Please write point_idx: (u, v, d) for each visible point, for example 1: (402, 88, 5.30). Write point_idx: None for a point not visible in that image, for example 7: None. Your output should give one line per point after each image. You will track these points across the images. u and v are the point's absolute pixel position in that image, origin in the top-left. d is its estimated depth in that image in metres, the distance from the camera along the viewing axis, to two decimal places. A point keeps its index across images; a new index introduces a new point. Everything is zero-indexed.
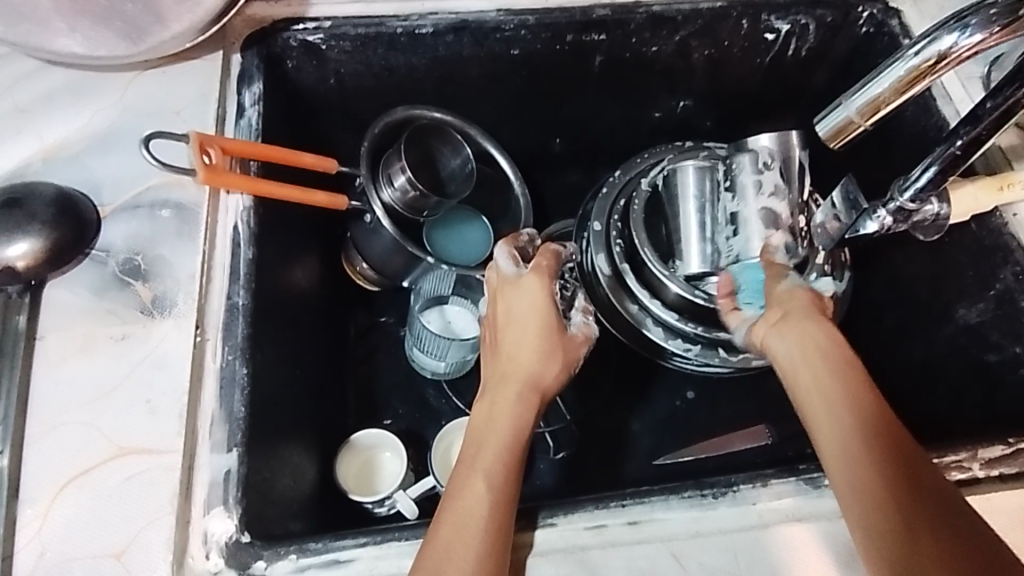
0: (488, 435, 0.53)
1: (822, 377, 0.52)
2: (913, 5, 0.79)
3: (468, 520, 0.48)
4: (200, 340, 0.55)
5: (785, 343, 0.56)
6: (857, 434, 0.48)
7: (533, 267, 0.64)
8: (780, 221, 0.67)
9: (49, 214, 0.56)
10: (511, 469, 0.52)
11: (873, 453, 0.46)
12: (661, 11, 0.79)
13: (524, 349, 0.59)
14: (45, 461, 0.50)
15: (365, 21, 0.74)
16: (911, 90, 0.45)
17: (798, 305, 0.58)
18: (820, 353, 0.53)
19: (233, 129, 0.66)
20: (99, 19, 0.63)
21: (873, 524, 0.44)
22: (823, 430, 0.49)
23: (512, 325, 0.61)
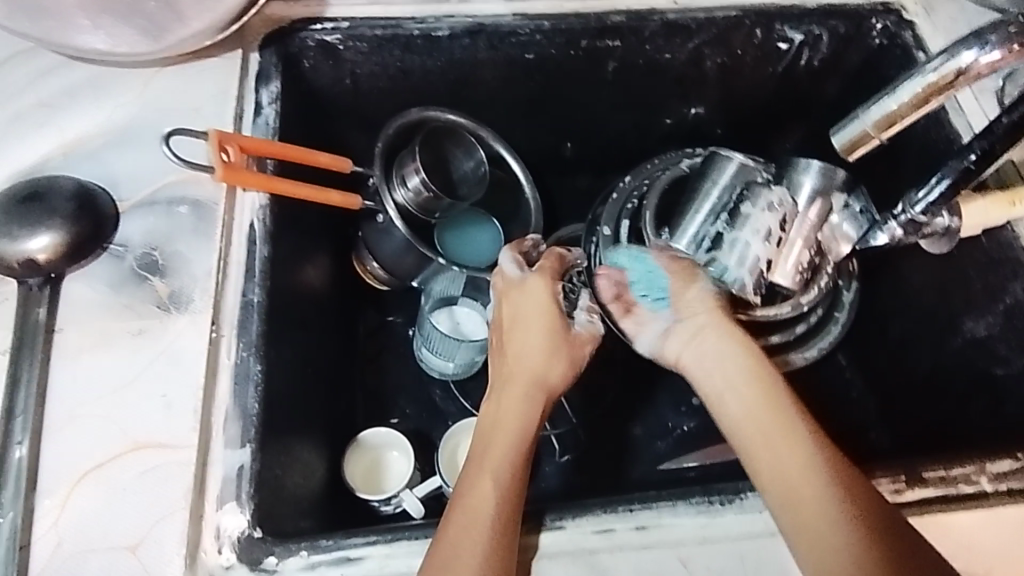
0: (496, 439, 0.55)
1: (763, 416, 0.55)
2: (926, 18, 0.80)
3: (479, 518, 0.49)
4: (215, 336, 0.55)
5: (711, 364, 0.59)
6: (796, 463, 0.51)
7: (539, 269, 0.65)
8: (756, 259, 0.70)
9: (69, 209, 0.57)
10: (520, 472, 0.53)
11: (807, 477, 0.50)
12: (675, 19, 0.79)
13: (533, 352, 0.60)
14: (61, 454, 0.51)
15: (382, 22, 0.74)
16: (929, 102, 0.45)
17: (710, 320, 0.61)
18: (746, 378, 0.57)
19: (251, 127, 0.66)
20: (122, 16, 0.63)
21: (820, 541, 0.48)
22: (771, 468, 0.52)
23: (518, 329, 0.62)
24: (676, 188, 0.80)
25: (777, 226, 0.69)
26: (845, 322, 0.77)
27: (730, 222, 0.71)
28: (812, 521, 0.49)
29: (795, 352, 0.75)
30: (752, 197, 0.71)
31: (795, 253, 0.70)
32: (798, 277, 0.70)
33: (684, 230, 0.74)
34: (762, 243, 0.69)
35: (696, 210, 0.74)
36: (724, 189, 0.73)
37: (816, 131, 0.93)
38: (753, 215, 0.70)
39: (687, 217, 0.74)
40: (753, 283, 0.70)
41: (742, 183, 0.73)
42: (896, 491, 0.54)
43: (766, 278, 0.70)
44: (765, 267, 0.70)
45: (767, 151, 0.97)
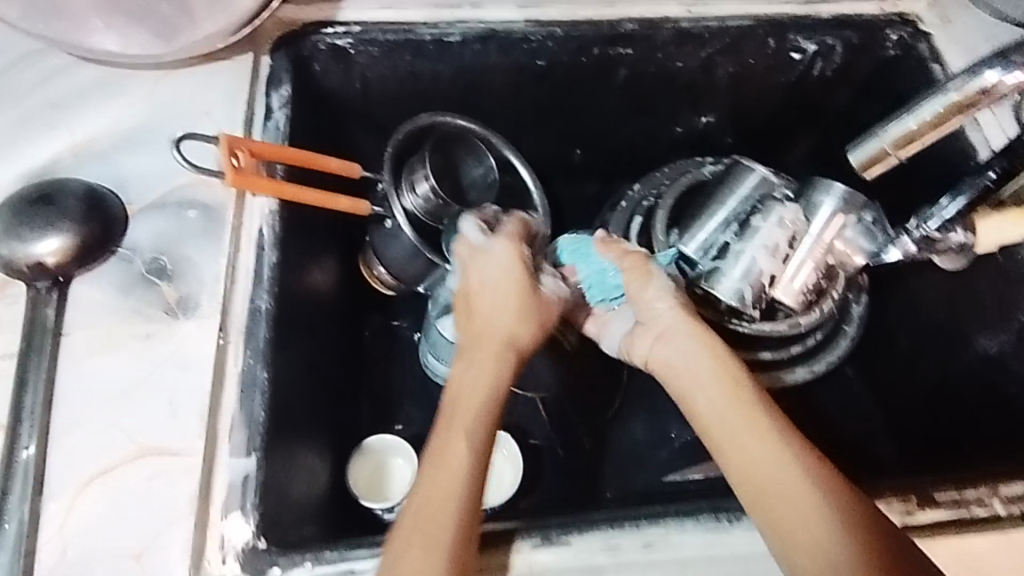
0: (453, 427, 0.52)
1: (732, 417, 0.54)
2: (941, 31, 0.80)
3: (439, 516, 0.48)
4: (222, 342, 0.55)
5: (680, 361, 0.58)
6: (770, 460, 0.51)
7: (504, 234, 0.62)
8: (760, 273, 0.69)
9: (79, 211, 0.56)
10: (481, 459, 0.51)
11: (782, 474, 0.50)
12: (687, 28, 0.79)
13: (501, 318, 0.58)
14: (66, 459, 0.51)
15: (394, 27, 0.74)
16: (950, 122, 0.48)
17: (671, 322, 0.60)
18: (715, 374, 0.56)
19: (261, 130, 0.66)
20: (134, 18, 0.63)
21: (794, 539, 0.49)
22: (743, 465, 0.52)
23: (485, 295, 0.59)
24: (687, 197, 0.80)
25: (785, 242, 0.69)
26: (848, 337, 0.77)
27: (740, 234, 0.71)
28: (784, 530, 0.49)
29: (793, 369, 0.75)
30: (765, 210, 0.71)
31: (802, 272, 0.69)
32: (796, 297, 0.70)
33: (696, 237, 0.72)
34: (768, 258, 0.69)
35: (709, 219, 0.73)
36: (737, 200, 0.73)
37: (827, 141, 0.92)
38: (763, 229, 0.70)
39: (700, 225, 0.73)
40: (751, 297, 0.69)
41: (759, 197, 0.73)
42: (908, 512, 0.54)
43: (766, 294, 0.70)
44: (768, 282, 0.69)
45: (777, 160, 0.96)
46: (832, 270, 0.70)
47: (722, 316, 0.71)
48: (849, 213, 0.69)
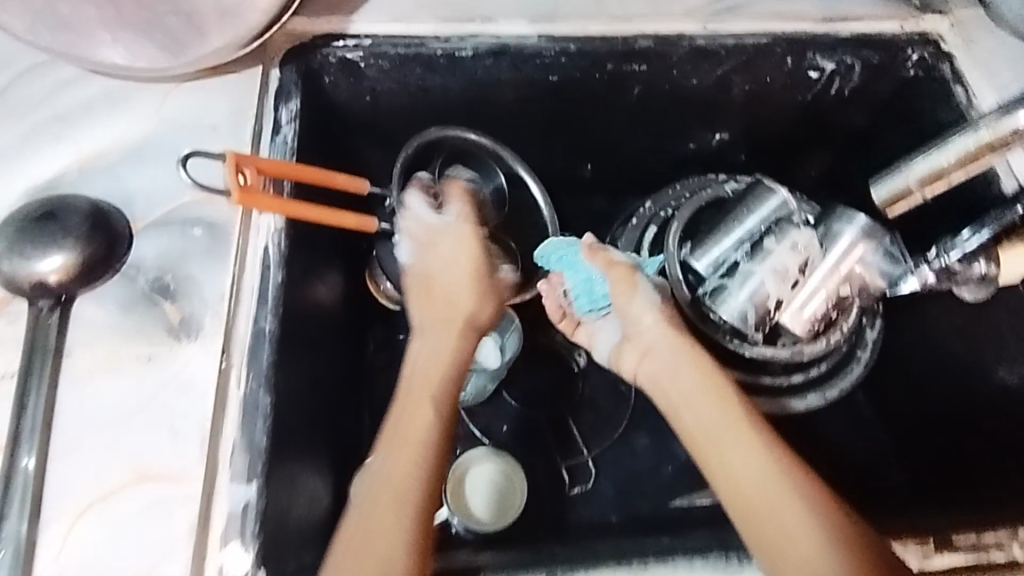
0: (416, 399, 0.56)
1: (720, 431, 0.56)
2: (965, 51, 0.77)
3: (402, 492, 0.51)
4: (224, 365, 0.54)
5: (665, 372, 0.60)
6: (752, 468, 0.53)
7: (461, 214, 0.66)
8: (767, 297, 0.69)
9: (82, 228, 0.56)
10: (441, 426, 0.55)
11: (764, 482, 0.53)
12: (704, 45, 0.76)
13: (459, 295, 0.62)
14: (64, 484, 0.50)
15: (405, 40, 0.73)
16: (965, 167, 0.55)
17: (660, 337, 0.62)
18: (698, 385, 0.59)
19: (268, 146, 0.65)
20: (142, 32, 0.62)
21: (778, 548, 0.50)
22: (731, 476, 0.54)
23: (443, 274, 0.63)
24: (703, 215, 0.79)
25: (796, 266, 0.68)
26: (859, 363, 0.76)
27: (750, 257, 0.71)
28: (781, 547, 0.50)
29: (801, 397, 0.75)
30: (780, 234, 0.71)
31: (812, 301, 0.68)
32: (806, 325, 0.69)
33: (705, 258, 0.73)
34: (776, 282, 0.69)
35: (722, 240, 0.73)
36: (753, 221, 0.73)
37: (842, 158, 0.90)
38: (775, 252, 0.70)
39: (711, 246, 0.73)
40: (754, 319, 0.70)
41: (774, 221, 0.73)
42: (923, 556, 0.53)
43: (771, 318, 0.70)
44: (774, 306, 0.69)
45: (791, 177, 0.94)
46: (845, 302, 0.68)
47: (727, 338, 0.71)
48: (870, 244, 0.66)
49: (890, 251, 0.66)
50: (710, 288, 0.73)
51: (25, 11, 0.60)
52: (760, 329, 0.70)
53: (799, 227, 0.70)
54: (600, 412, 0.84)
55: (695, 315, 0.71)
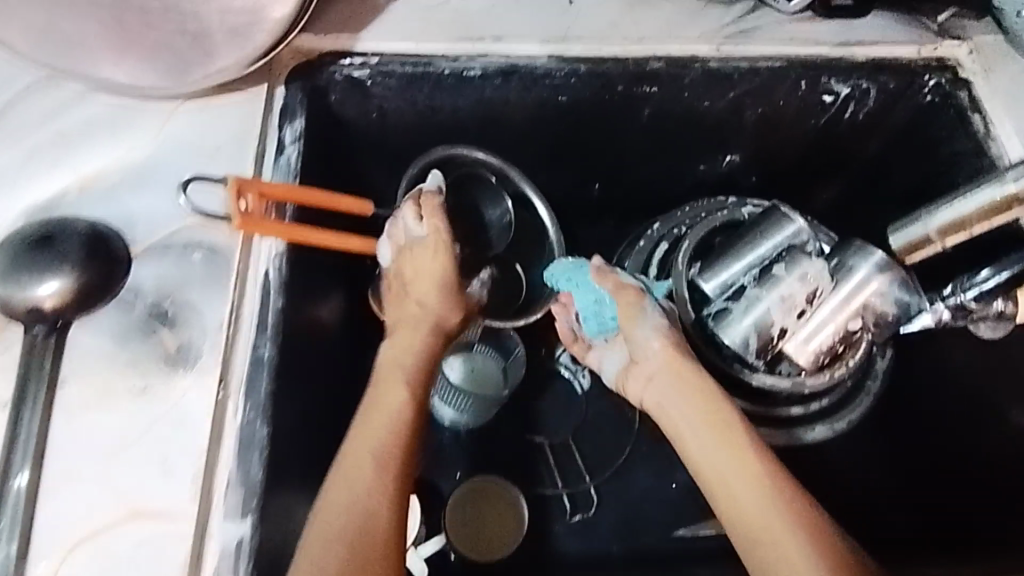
0: (393, 379, 0.61)
1: (721, 461, 0.57)
2: (983, 80, 0.75)
3: (387, 458, 0.55)
4: (222, 396, 0.53)
5: (667, 398, 0.63)
6: (751, 491, 0.54)
7: (435, 229, 0.65)
8: (770, 325, 0.67)
9: (80, 254, 0.55)
10: (415, 406, 0.60)
11: (763, 505, 0.53)
12: (717, 68, 0.74)
13: (429, 302, 0.66)
14: (56, 519, 0.50)
15: (414, 59, 0.71)
16: (990, 219, 0.58)
17: (662, 363, 0.64)
18: (701, 410, 0.61)
19: (272, 168, 0.64)
20: (147, 52, 0.61)
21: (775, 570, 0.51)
22: (731, 499, 0.55)
23: (416, 287, 0.66)
24: (716, 237, 0.78)
25: (802, 296, 0.67)
26: (869, 394, 0.74)
27: (758, 283, 0.69)
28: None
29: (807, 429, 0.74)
30: (790, 261, 0.69)
31: (819, 333, 0.66)
32: (811, 355, 0.67)
33: (713, 281, 0.72)
34: (782, 311, 0.67)
35: (731, 264, 0.71)
36: (766, 245, 0.71)
37: (853, 188, 0.88)
38: (784, 280, 0.68)
39: (720, 270, 0.72)
40: (756, 346, 0.68)
41: (786, 247, 0.70)
42: None
43: (774, 346, 0.68)
44: (778, 335, 0.68)
45: (803, 200, 0.92)
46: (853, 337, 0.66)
47: (728, 364, 0.70)
48: (885, 278, 0.64)
49: (906, 284, 0.64)
50: (717, 311, 0.71)
51: (28, 29, 0.59)
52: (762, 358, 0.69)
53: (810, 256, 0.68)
54: (603, 438, 0.82)
55: (699, 339, 0.71)
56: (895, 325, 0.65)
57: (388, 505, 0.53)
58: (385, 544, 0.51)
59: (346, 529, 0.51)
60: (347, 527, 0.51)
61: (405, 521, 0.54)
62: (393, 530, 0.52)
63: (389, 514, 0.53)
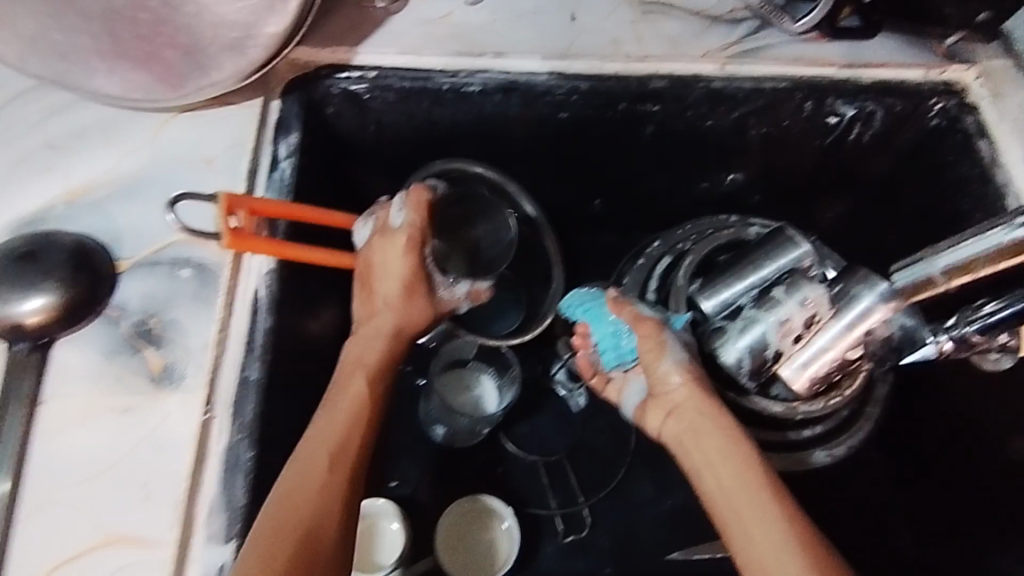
0: (356, 374, 0.57)
1: (739, 500, 0.54)
2: (991, 105, 0.74)
3: (344, 458, 0.52)
4: (206, 417, 0.52)
5: (684, 435, 0.61)
6: (766, 533, 0.52)
7: (410, 223, 0.61)
8: (767, 347, 0.67)
9: (65, 270, 0.54)
10: (376, 405, 0.56)
11: (778, 548, 0.51)
12: (721, 87, 0.73)
13: (390, 299, 0.61)
14: (32, 542, 0.49)
15: (412, 74, 0.69)
16: (1001, 261, 0.56)
17: (687, 399, 0.61)
18: (717, 445, 0.58)
19: (265, 183, 0.63)
20: (140, 63, 0.60)
21: None
22: (743, 540, 0.52)
23: (380, 281, 0.61)
24: (719, 255, 0.77)
25: (800, 321, 0.66)
26: (869, 419, 0.74)
27: (757, 305, 0.68)
28: None
29: (813, 452, 0.73)
30: (792, 284, 0.67)
31: (815, 361, 0.65)
32: (806, 380, 0.66)
33: (712, 300, 0.71)
34: (779, 334, 0.66)
35: (733, 285, 0.71)
36: (769, 268, 0.70)
37: (859, 207, 0.86)
38: (783, 304, 0.66)
39: (722, 289, 0.71)
40: (749, 367, 0.68)
41: (789, 270, 0.69)
42: None
43: (769, 368, 0.68)
44: (772, 357, 0.67)
45: (807, 219, 0.90)
46: (850, 364, 0.65)
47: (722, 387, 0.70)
48: (893, 312, 0.60)
49: (914, 324, 0.60)
50: (713, 329, 0.70)
51: (19, 39, 0.58)
52: (757, 379, 0.69)
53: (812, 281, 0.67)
54: (599, 458, 0.81)
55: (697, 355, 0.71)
56: (897, 354, 0.61)
57: (339, 508, 0.50)
58: (330, 548, 0.49)
59: (293, 529, 0.48)
60: (291, 529, 0.48)
61: (351, 526, 0.51)
62: (339, 536, 0.50)
63: (338, 517, 0.50)
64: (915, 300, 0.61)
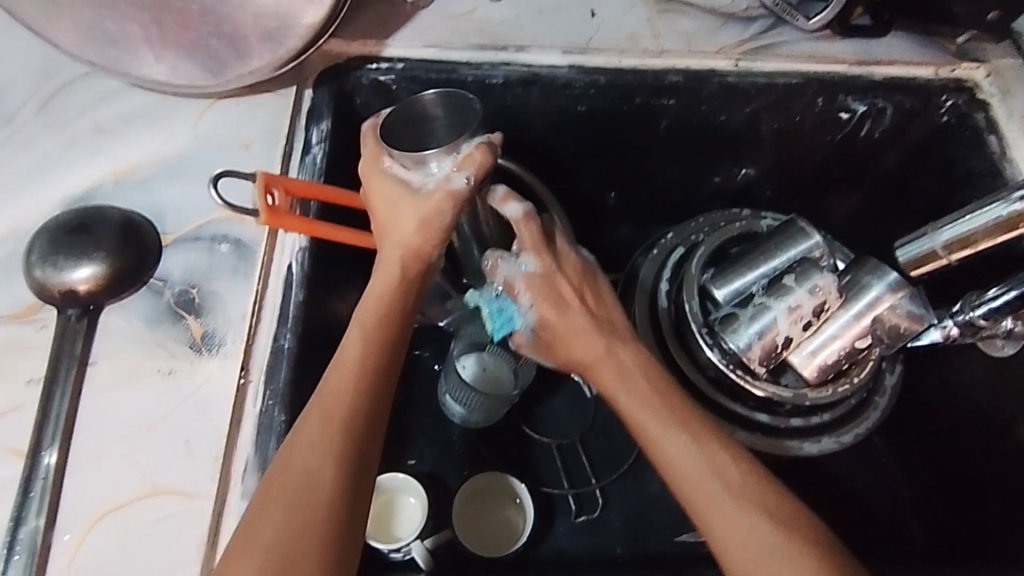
0: (353, 328, 0.55)
1: (645, 415, 0.56)
2: (1001, 101, 0.75)
3: (334, 412, 0.51)
4: (243, 382, 0.56)
5: (576, 352, 0.59)
6: (656, 416, 0.55)
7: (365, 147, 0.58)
8: (777, 332, 0.67)
9: (114, 242, 0.58)
10: (377, 374, 0.53)
11: (668, 427, 0.55)
12: (735, 82, 0.75)
13: (395, 227, 0.57)
14: (82, 493, 0.52)
15: (437, 66, 0.72)
16: (998, 235, 0.57)
17: (565, 330, 0.59)
18: (596, 342, 0.59)
19: (298, 167, 0.66)
20: (184, 52, 0.64)
21: (692, 490, 0.53)
22: (642, 423, 0.56)
23: (381, 211, 0.58)
24: (731, 247, 0.77)
25: (809, 308, 0.67)
26: (879, 411, 0.73)
27: (766, 291, 0.69)
28: (701, 497, 0.52)
29: (800, 442, 0.72)
30: (802, 273, 0.68)
31: (824, 348, 0.67)
32: (817, 368, 0.68)
33: (727, 289, 0.71)
34: (789, 321, 0.67)
35: (745, 272, 0.71)
36: (780, 259, 0.70)
37: (873, 202, 0.87)
38: (793, 291, 0.67)
39: (735, 278, 0.71)
40: (759, 354, 0.68)
41: (800, 260, 0.69)
42: None
43: (779, 354, 0.68)
44: (783, 343, 0.68)
45: (820, 216, 0.91)
46: (860, 354, 0.67)
47: (729, 367, 0.70)
48: (900, 298, 0.63)
49: (925, 308, 0.63)
50: (724, 315, 0.71)
51: (74, 26, 0.63)
52: (770, 367, 0.69)
53: (821, 270, 0.68)
54: (613, 443, 0.83)
55: (710, 339, 0.71)
56: (902, 339, 0.63)
57: (332, 472, 0.49)
58: (326, 509, 0.48)
59: (285, 492, 0.48)
60: (283, 496, 0.48)
61: (358, 483, 0.50)
62: (336, 497, 0.48)
63: (330, 480, 0.49)
64: (917, 272, 0.60)
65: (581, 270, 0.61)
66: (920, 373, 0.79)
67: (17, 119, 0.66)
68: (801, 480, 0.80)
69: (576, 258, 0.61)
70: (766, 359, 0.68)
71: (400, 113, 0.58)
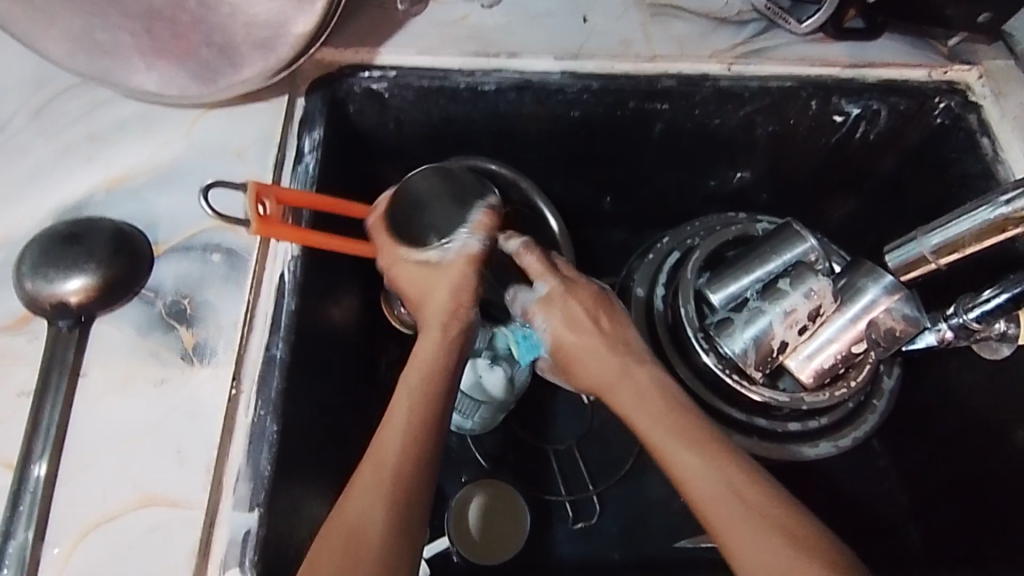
0: (408, 373, 0.56)
1: (664, 437, 0.55)
2: (994, 102, 0.75)
3: (384, 460, 0.51)
4: (234, 392, 0.56)
5: (592, 376, 0.60)
6: (671, 436, 0.55)
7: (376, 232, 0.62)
8: (772, 335, 0.67)
9: (105, 252, 0.58)
10: (432, 412, 0.54)
11: (681, 447, 0.54)
12: (728, 86, 0.75)
13: (429, 282, 0.60)
14: (72, 505, 0.52)
15: (429, 73, 0.72)
16: (987, 238, 0.57)
17: (580, 352, 0.60)
18: (614, 368, 0.59)
19: (290, 175, 0.66)
20: (177, 62, 0.64)
21: (704, 509, 0.52)
22: (661, 442, 0.55)
23: (404, 281, 0.61)
24: (727, 250, 0.77)
25: (806, 312, 0.66)
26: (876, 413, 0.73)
27: (760, 294, 0.69)
28: (713, 515, 0.51)
29: (798, 447, 0.71)
30: (798, 276, 0.67)
31: (821, 353, 0.66)
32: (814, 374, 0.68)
33: (722, 292, 0.70)
34: (784, 325, 0.67)
35: (741, 275, 0.70)
36: (775, 262, 0.70)
37: (869, 205, 0.86)
38: (789, 295, 0.67)
39: (731, 281, 0.70)
40: (755, 359, 0.68)
41: (796, 264, 0.69)
42: None
43: (775, 358, 0.68)
44: (779, 347, 0.67)
45: (816, 218, 0.91)
46: (856, 357, 0.66)
47: (726, 372, 0.70)
48: (895, 301, 0.62)
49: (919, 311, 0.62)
50: (721, 318, 0.70)
51: (65, 37, 0.63)
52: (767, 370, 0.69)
53: (816, 272, 0.67)
54: (610, 449, 0.83)
55: (707, 343, 0.71)
56: (898, 343, 0.63)
57: (385, 509, 0.49)
58: (382, 552, 0.48)
59: (339, 538, 0.49)
60: (339, 535, 0.49)
61: (410, 529, 0.50)
62: (392, 540, 0.49)
63: (385, 515, 0.49)
64: (905, 274, 0.61)
65: (596, 292, 0.62)
66: (918, 376, 0.79)
67: (9, 130, 0.66)
68: (798, 484, 0.80)
69: (591, 283, 0.62)
70: (761, 360, 0.68)
71: (403, 197, 0.62)
